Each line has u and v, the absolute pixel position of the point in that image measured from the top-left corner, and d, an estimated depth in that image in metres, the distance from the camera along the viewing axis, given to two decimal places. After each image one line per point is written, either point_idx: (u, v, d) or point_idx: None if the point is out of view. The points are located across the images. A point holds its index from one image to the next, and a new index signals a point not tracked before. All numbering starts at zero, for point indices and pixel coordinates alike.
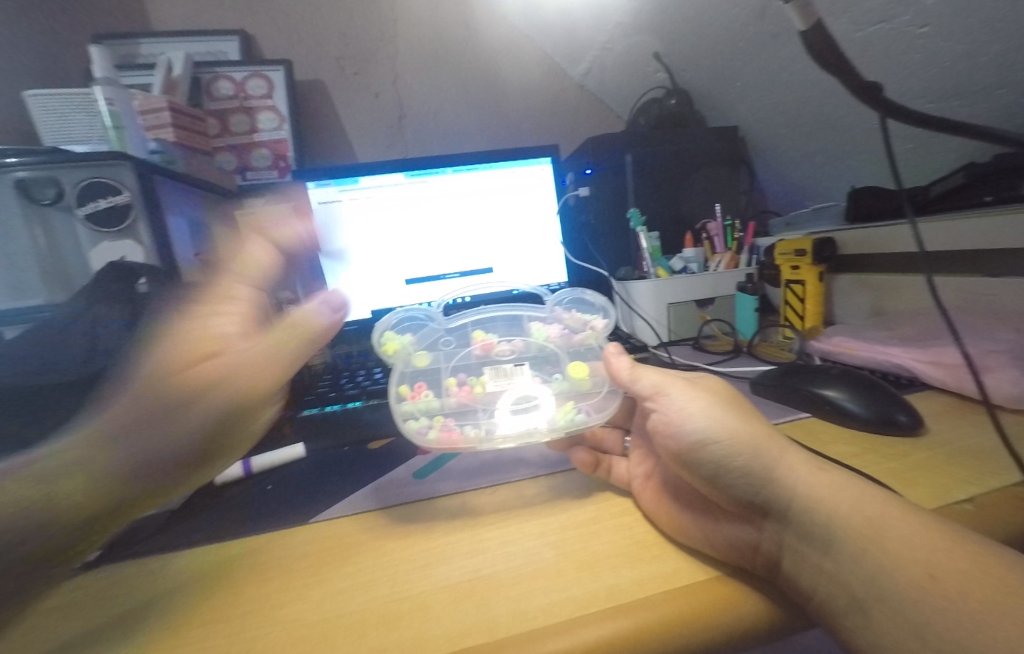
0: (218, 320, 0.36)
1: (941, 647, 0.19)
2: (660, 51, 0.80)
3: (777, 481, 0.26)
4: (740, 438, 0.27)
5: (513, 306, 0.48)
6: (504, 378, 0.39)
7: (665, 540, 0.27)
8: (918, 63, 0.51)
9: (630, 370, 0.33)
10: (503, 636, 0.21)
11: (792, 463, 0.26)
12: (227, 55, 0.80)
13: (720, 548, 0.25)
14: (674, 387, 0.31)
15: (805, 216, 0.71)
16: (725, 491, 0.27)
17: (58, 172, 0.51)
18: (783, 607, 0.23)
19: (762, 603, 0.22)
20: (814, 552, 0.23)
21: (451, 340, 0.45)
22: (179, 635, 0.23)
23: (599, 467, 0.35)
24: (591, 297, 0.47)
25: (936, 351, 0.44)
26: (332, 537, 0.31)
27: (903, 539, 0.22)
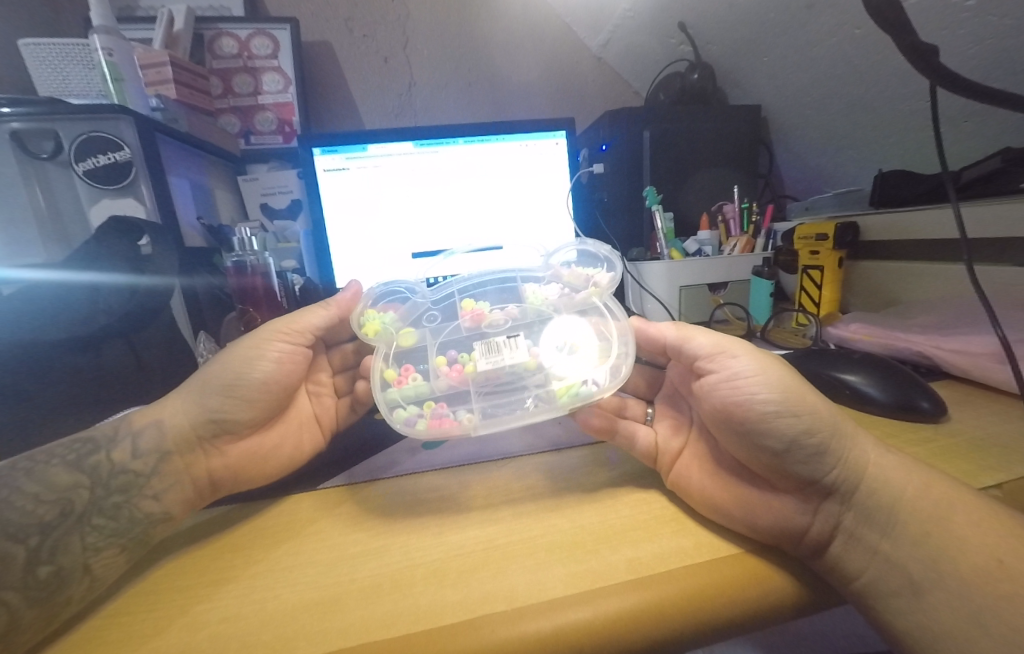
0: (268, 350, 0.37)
1: (1004, 631, 0.19)
2: (686, 22, 0.77)
3: (811, 460, 0.25)
4: (801, 416, 0.25)
5: (503, 267, 0.43)
6: (496, 355, 0.36)
7: (716, 519, 0.26)
8: (962, 39, 0.49)
9: (681, 332, 0.32)
10: (522, 605, 0.20)
11: (836, 445, 0.25)
12: (230, 11, 0.77)
13: (775, 532, 0.25)
14: (733, 349, 0.29)
15: (826, 201, 0.69)
16: (789, 470, 0.26)
17: (57, 124, 0.49)
18: (811, 587, 0.22)
19: (791, 581, 0.22)
20: (873, 534, 0.24)
21: (437, 315, 0.41)
22: (191, 598, 0.23)
23: (616, 432, 0.33)
24: (593, 248, 0.43)
25: (959, 341, 0.44)
26: (341, 504, 0.30)
27: (970, 524, 0.22)
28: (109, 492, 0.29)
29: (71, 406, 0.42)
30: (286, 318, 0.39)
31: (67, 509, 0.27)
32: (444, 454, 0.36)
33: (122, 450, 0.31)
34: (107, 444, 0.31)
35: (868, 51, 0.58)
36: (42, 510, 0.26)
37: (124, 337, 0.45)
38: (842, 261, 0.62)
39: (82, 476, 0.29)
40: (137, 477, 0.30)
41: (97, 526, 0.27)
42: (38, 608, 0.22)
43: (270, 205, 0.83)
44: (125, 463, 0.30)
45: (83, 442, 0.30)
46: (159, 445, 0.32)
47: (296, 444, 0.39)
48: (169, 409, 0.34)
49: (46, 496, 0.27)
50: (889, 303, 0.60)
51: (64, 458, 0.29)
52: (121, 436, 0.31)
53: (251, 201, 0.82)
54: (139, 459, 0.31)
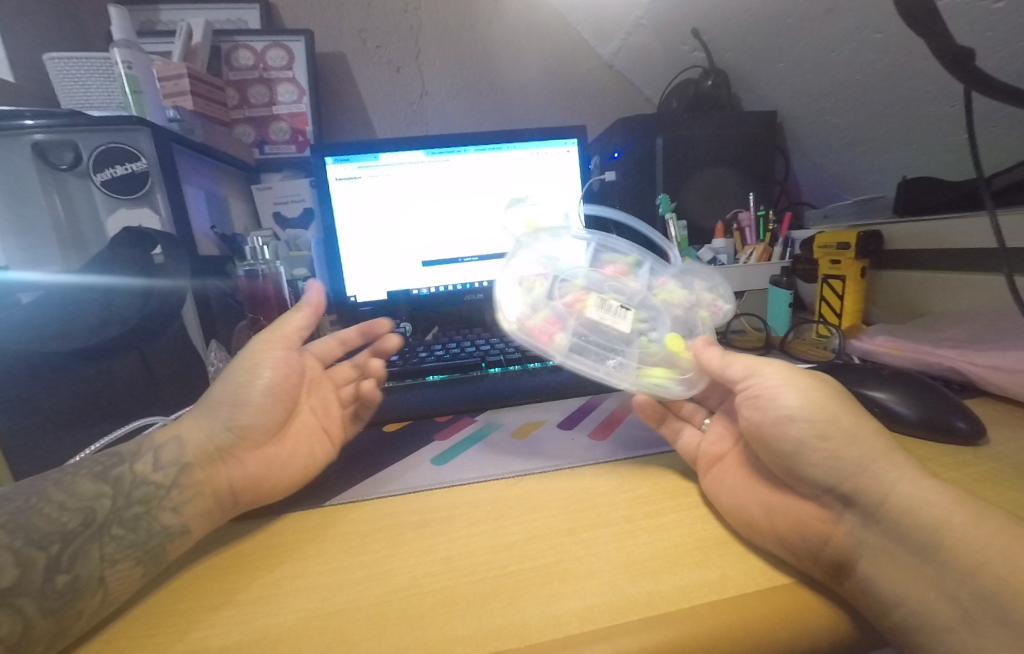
0: (263, 365, 0.37)
1: None
2: (699, 27, 0.76)
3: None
4: None
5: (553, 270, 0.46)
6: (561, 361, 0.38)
7: (737, 542, 0.25)
8: (992, 41, 0.47)
9: (723, 357, 0.33)
10: (535, 642, 0.19)
11: (874, 470, 0.23)
12: (247, 24, 0.79)
13: (790, 550, 0.24)
14: (770, 374, 0.29)
15: (846, 209, 0.67)
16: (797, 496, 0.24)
17: (76, 135, 0.50)
18: (848, 622, 0.21)
19: (813, 621, 0.20)
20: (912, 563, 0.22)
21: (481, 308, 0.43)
22: (193, 621, 0.22)
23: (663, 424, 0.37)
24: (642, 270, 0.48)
25: (994, 356, 0.42)
26: (353, 524, 0.29)
27: None
28: (131, 502, 0.29)
29: (85, 414, 0.42)
30: (279, 326, 0.40)
31: (89, 518, 0.27)
32: (456, 469, 0.35)
33: (144, 463, 0.31)
34: (130, 457, 0.31)
35: (890, 55, 0.56)
36: (66, 518, 0.27)
37: (135, 347, 0.45)
38: (865, 271, 0.60)
39: (106, 487, 0.29)
40: (157, 489, 0.30)
41: (116, 536, 0.27)
42: (51, 620, 0.22)
43: (283, 213, 0.83)
44: (147, 475, 0.31)
45: (111, 455, 0.31)
46: (178, 458, 0.32)
47: (310, 455, 0.37)
48: (189, 425, 0.34)
49: (71, 504, 0.27)
50: (915, 314, 0.58)
51: (91, 470, 0.30)
52: (144, 449, 0.32)
53: (265, 209, 0.83)
54: (160, 471, 0.31)
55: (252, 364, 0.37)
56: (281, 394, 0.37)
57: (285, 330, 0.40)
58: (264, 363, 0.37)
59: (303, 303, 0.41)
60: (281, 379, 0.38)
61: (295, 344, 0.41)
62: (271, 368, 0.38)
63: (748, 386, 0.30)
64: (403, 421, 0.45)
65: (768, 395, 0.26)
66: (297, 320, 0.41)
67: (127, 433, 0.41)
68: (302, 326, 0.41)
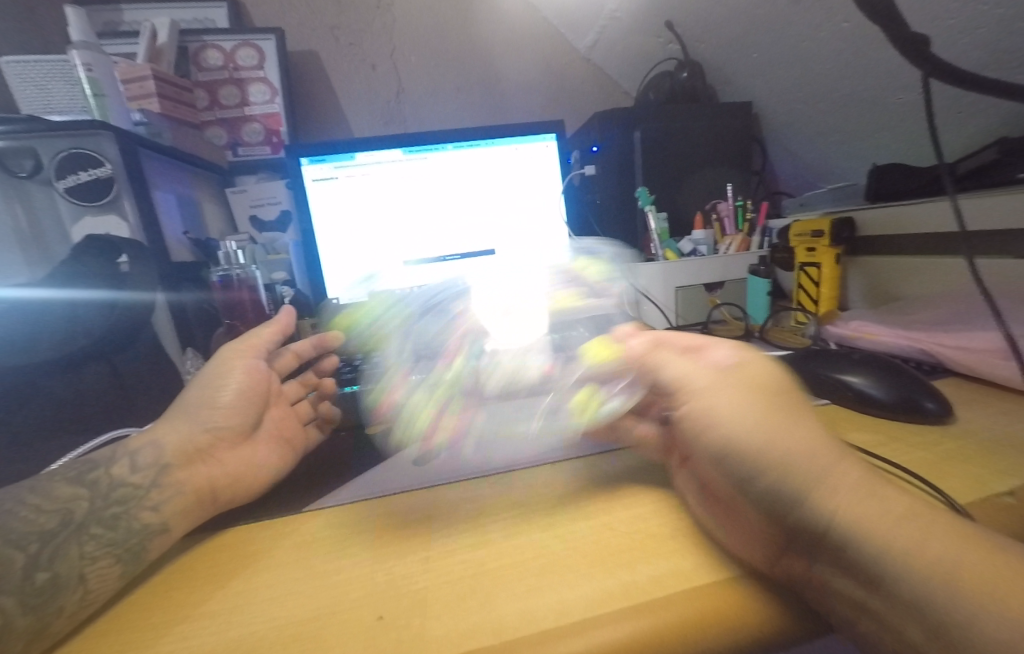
0: (236, 376, 0.38)
1: None
2: (673, 20, 0.76)
3: (771, 491, 0.24)
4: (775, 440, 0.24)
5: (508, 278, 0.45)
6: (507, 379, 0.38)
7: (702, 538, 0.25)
8: (953, 29, 0.48)
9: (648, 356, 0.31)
10: (510, 639, 0.19)
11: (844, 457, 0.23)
12: (216, 24, 0.77)
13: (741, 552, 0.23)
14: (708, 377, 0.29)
15: (820, 197, 0.68)
16: (751, 493, 0.24)
17: (36, 141, 0.48)
18: (801, 620, 0.21)
19: (781, 608, 0.21)
20: None
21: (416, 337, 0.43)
22: (164, 632, 0.21)
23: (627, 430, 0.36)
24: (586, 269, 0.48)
25: (964, 336, 0.43)
26: (327, 528, 0.29)
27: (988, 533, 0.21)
28: (109, 503, 0.28)
29: (55, 427, 0.40)
30: (248, 337, 0.40)
31: (67, 519, 0.27)
32: (428, 471, 0.35)
33: (121, 466, 0.31)
34: (106, 462, 0.31)
35: (858, 44, 0.57)
36: (44, 520, 0.26)
37: (103, 358, 0.44)
38: (839, 257, 0.61)
39: (83, 490, 0.29)
40: (135, 490, 0.29)
41: (95, 535, 0.27)
42: (30, 616, 0.21)
43: (259, 216, 0.82)
44: (124, 477, 0.30)
45: (85, 462, 0.31)
46: (158, 460, 0.31)
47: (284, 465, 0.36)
48: (169, 432, 0.33)
49: (47, 507, 0.27)
50: (887, 298, 0.59)
51: (66, 475, 0.29)
52: (120, 455, 0.31)
53: (240, 213, 0.81)
54: (138, 473, 0.30)
55: (224, 375, 0.38)
56: (253, 399, 0.38)
57: (261, 342, 0.40)
58: (233, 376, 0.38)
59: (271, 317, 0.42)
60: (253, 383, 0.38)
61: (263, 353, 0.41)
62: (240, 381, 0.38)
63: (686, 398, 0.29)
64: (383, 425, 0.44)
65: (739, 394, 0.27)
66: (273, 334, 0.41)
67: (101, 444, 0.40)
68: (275, 340, 0.41)
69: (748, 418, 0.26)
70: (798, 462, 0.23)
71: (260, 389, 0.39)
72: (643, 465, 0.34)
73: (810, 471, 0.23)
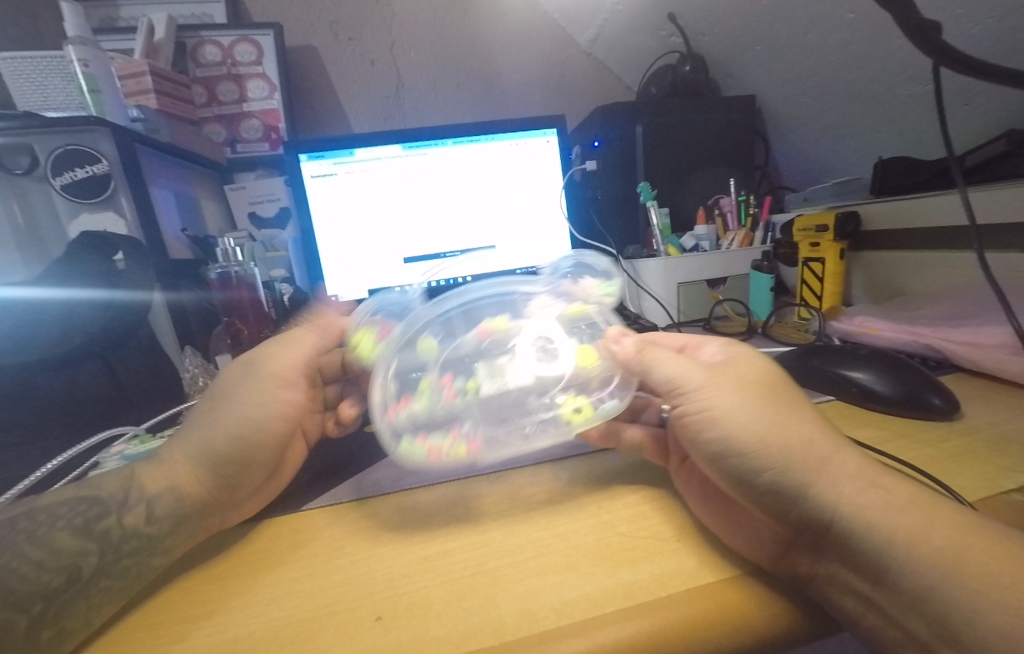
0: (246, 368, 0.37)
1: None
2: (675, 13, 0.75)
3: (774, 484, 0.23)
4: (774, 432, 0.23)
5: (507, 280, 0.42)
6: (499, 377, 0.37)
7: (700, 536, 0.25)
8: (962, 19, 0.47)
9: (640, 358, 0.30)
10: (510, 639, 0.18)
11: (850, 455, 0.23)
12: (213, 19, 0.76)
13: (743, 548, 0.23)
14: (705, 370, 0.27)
15: (824, 192, 0.68)
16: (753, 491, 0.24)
17: (32, 138, 0.48)
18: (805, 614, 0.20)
19: (786, 606, 0.20)
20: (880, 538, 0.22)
21: (439, 330, 0.39)
22: (161, 635, 0.21)
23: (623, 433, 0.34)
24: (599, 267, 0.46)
25: (971, 332, 0.42)
26: (328, 526, 0.29)
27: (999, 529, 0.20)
28: (121, 555, 0.25)
29: (52, 428, 0.40)
30: (278, 360, 0.36)
31: (74, 575, 0.24)
32: (426, 471, 0.34)
33: (135, 515, 0.27)
34: (118, 507, 0.27)
35: (864, 35, 0.56)
36: (47, 578, 0.23)
37: (100, 357, 0.44)
38: (843, 252, 0.61)
39: (91, 542, 0.26)
40: (150, 539, 0.27)
41: (106, 587, 0.24)
42: None
43: (258, 213, 0.81)
44: (139, 527, 0.27)
45: (90, 502, 0.27)
46: (174, 508, 0.28)
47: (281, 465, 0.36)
48: (183, 475, 0.30)
49: (50, 562, 0.24)
50: (892, 294, 0.59)
51: (72, 521, 0.26)
52: (133, 499, 0.28)
53: (239, 210, 0.81)
54: (154, 524, 0.27)
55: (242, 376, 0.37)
56: None
57: None
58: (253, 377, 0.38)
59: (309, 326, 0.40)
60: None
61: (294, 381, 0.36)
62: None
63: (680, 400, 0.27)
64: None
65: (735, 387, 0.26)
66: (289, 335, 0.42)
67: (96, 443, 0.40)
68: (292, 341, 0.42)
69: (747, 413, 0.24)
70: (800, 457, 0.22)
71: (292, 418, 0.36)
72: (644, 462, 0.33)
73: (815, 467, 0.22)
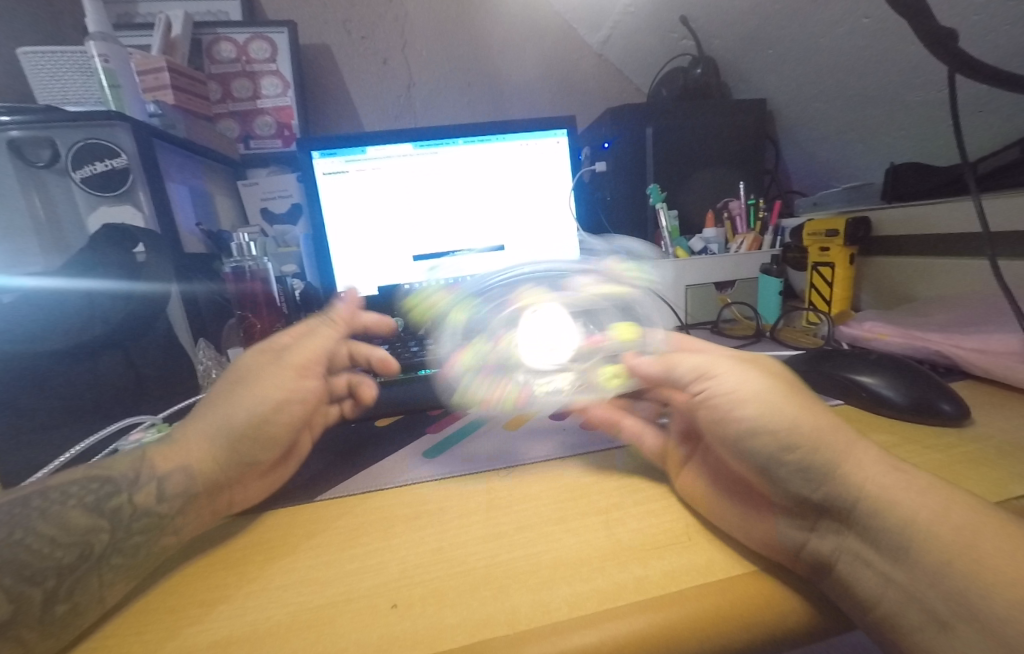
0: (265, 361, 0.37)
1: None
2: (688, 15, 0.76)
3: (790, 481, 0.23)
4: (800, 427, 0.23)
5: None
6: None
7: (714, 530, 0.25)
8: (977, 26, 0.48)
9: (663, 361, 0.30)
10: (525, 629, 0.19)
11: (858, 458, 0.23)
12: (228, 16, 0.77)
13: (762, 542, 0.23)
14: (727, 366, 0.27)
15: (835, 197, 0.67)
16: (778, 484, 0.24)
17: (54, 132, 0.48)
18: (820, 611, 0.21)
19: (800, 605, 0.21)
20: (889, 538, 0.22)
21: None
22: (182, 617, 0.22)
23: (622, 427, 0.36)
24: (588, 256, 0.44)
25: (981, 339, 0.42)
26: (343, 516, 0.29)
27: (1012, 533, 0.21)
28: (131, 533, 0.26)
29: (68, 416, 0.41)
30: (302, 351, 0.37)
31: (86, 552, 0.25)
32: (439, 464, 0.35)
33: (146, 494, 0.28)
34: (128, 487, 0.28)
35: (878, 41, 0.56)
36: (60, 553, 0.24)
37: (119, 347, 0.45)
38: (853, 257, 0.61)
39: (102, 519, 0.26)
40: (161, 519, 0.27)
41: (116, 565, 0.25)
42: (52, 640, 0.21)
43: (270, 209, 0.82)
44: (150, 506, 0.28)
45: (101, 482, 0.28)
46: (187, 487, 0.29)
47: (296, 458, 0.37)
48: (198, 453, 0.31)
49: (63, 539, 0.25)
50: (901, 300, 0.59)
51: (83, 500, 0.27)
52: (144, 479, 0.29)
53: (252, 205, 0.82)
54: (165, 502, 0.28)
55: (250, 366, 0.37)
56: None
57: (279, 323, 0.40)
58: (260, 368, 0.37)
59: (332, 321, 0.40)
60: None
61: (316, 370, 0.38)
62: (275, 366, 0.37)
63: (704, 386, 0.27)
64: (394, 416, 0.44)
65: (758, 378, 0.26)
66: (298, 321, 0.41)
67: (113, 432, 0.40)
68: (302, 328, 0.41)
69: (770, 399, 0.24)
70: (825, 448, 0.22)
71: (310, 405, 0.37)
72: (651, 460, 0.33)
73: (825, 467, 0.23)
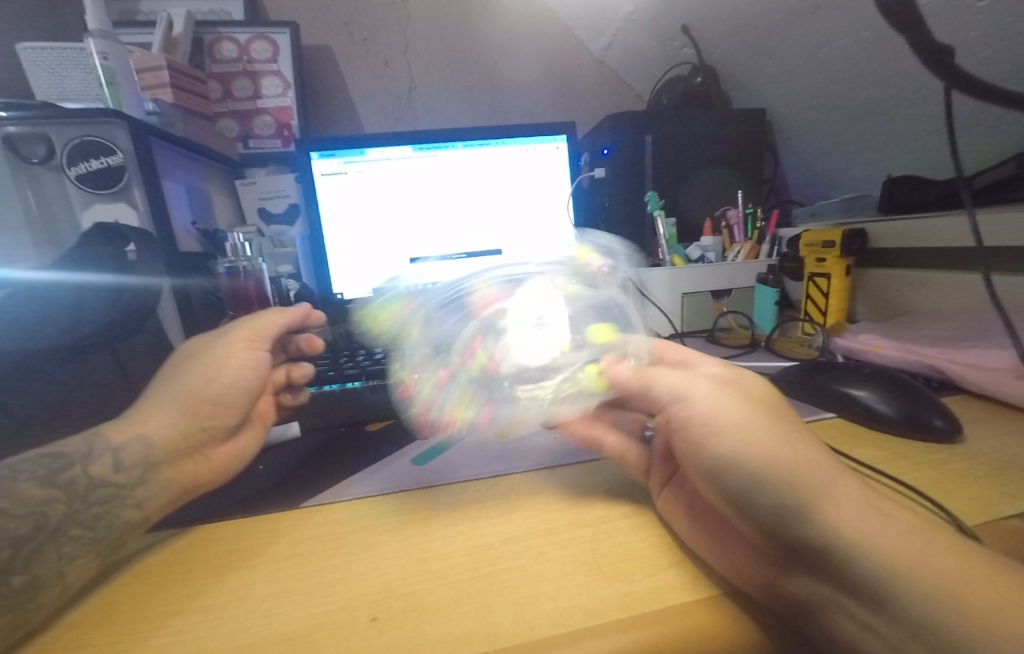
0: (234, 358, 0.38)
1: None
2: (689, 24, 0.76)
3: (768, 510, 0.23)
4: (777, 458, 0.23)
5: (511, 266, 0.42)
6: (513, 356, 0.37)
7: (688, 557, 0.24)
8: (976, 41, 0.48)
9: (639, 377, 0.29)
10: (504, 646, 0.18)
11: (847, 478, 0.23)
12: (230, 15, 0.77)
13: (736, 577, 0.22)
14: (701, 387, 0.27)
15: (833, 207, 0.67)
16: (749, 513, 0.23)
17: (49, 128, 0.48)
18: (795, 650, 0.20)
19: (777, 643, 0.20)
20: None
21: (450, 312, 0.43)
22: (155, 624, 0.21)
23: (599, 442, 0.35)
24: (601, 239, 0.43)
25: (974, 354, 0.42)
26: (328, 524, 0.29)
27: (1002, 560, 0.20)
28: (88, 505, 0.28)
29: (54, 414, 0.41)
30: (251, 323, 0.40)
31: (41, 524, 0.26)
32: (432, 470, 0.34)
33: (101, 466, 0.30)
34: (83, 460, 0.29)
35: (877, 53, 0.56)
36: (15, 525, 0.25)
37: (109, 344, 0.45)
38: (848, 268, 0.60)
39: (57, 491, 0.27)
40: (118, 489, 0.29)
41: (74, 537, 0.26)
42: (10, 615, 0.21)
43: (267, 209, 0.82)
44: (105, 477, 0.29)
45: (53, 458, 0.29)
46: (144, 457, 0.31)
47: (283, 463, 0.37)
48: (154, 423, 0.33)
49: (18, 511, 0.26)
50: (896, 312, 0.59)
51: (34, 475, 0.28)
52: (99, 451, 0.30)
53: (249, 204, 0.82)
54: (122, 472, 0.30)
55: (219, 363, 0.37)
56: (249, 391, 0.39)
57: (262, 323, 0.40)
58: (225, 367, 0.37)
59: (282, 308, 0.42)
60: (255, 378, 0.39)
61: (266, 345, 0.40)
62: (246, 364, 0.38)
63: (680, 409, 0.27)
64: (385, 421, 0.44)
65: (736, 402, 0.26)
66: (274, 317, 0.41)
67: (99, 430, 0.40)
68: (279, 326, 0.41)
69: (744, 434, 0.24)
70: (802, 479, 0.22)
71: (261, 377, 0.40)
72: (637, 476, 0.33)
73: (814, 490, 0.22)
